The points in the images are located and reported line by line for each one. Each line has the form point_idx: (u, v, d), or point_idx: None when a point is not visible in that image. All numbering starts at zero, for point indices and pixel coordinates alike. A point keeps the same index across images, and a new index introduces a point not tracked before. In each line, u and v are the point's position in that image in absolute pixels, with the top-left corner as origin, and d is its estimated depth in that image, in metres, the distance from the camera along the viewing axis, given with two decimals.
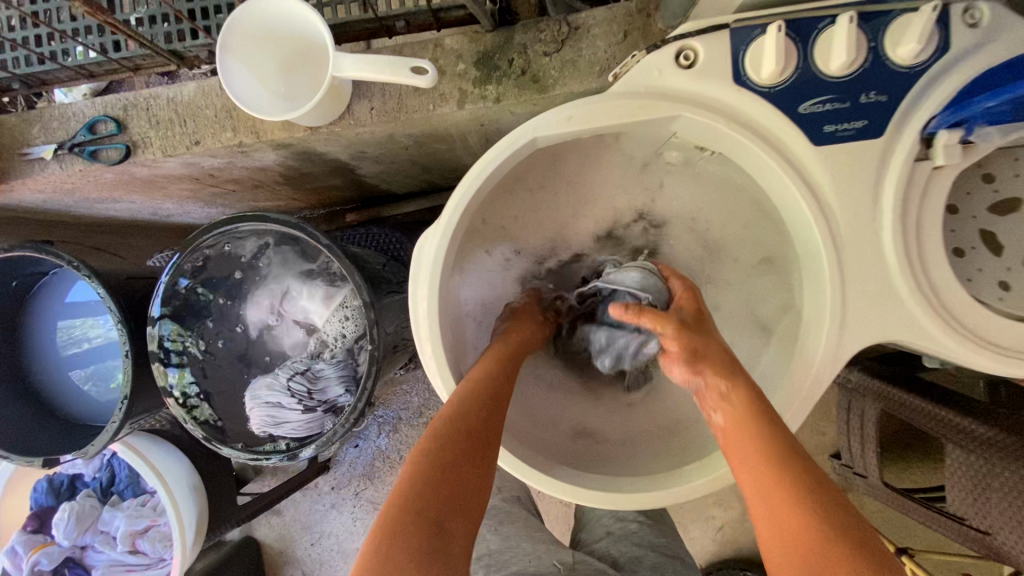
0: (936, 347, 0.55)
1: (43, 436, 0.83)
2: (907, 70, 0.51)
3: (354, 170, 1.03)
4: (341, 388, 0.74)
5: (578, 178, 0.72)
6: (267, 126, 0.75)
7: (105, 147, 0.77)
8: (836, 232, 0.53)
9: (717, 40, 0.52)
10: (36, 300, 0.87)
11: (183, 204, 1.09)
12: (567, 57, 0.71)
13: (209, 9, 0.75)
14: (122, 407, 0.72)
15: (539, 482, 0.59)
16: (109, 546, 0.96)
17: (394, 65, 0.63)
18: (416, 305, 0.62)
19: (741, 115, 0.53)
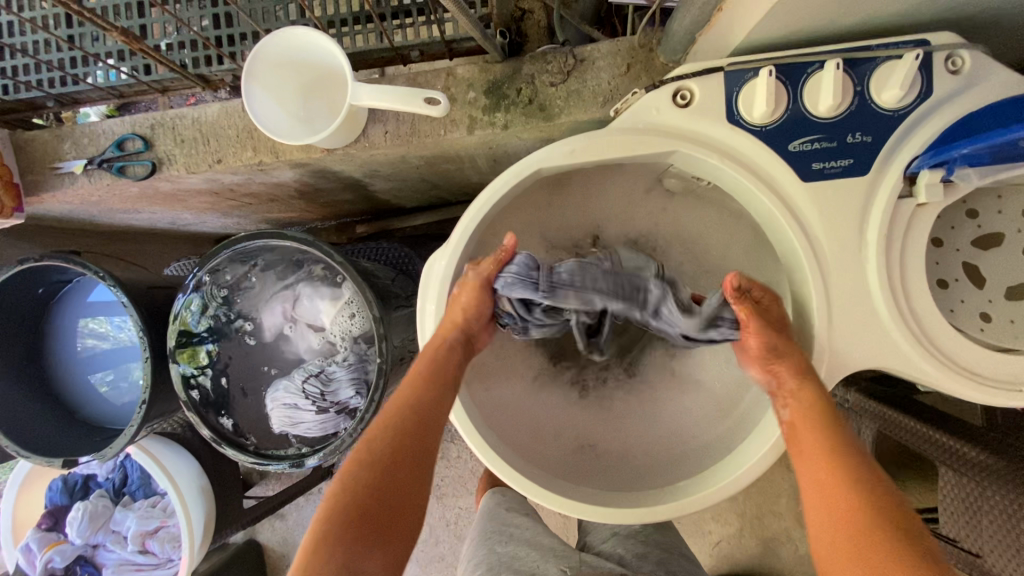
0: (919, 374, 0.57)
1: (62, 437, 0.86)
2: (891, 113, 0.54)
3: (366, 187, 1.07)
4: (352, 391, 0.75)
5: (581, 202, 0.76)
6: (285, 147, 0.79)
7: (132, 163, 0.81)
8: (824, 262, 0.56)
9: (712, 80, 0.55)
10: (61, 305, 0.91)
11: (200, 215, 1.13)
12: (572, 87, 0.75)
13: (235, 37, 0.80)
14: (140, 411, 0.75)
15: (538, 496, 0.62)
16: (120, 545, 0.99)
17: (409, 96, 0.68)
18: (424, 321, 0.66)
19: (735, 151, 0.56)
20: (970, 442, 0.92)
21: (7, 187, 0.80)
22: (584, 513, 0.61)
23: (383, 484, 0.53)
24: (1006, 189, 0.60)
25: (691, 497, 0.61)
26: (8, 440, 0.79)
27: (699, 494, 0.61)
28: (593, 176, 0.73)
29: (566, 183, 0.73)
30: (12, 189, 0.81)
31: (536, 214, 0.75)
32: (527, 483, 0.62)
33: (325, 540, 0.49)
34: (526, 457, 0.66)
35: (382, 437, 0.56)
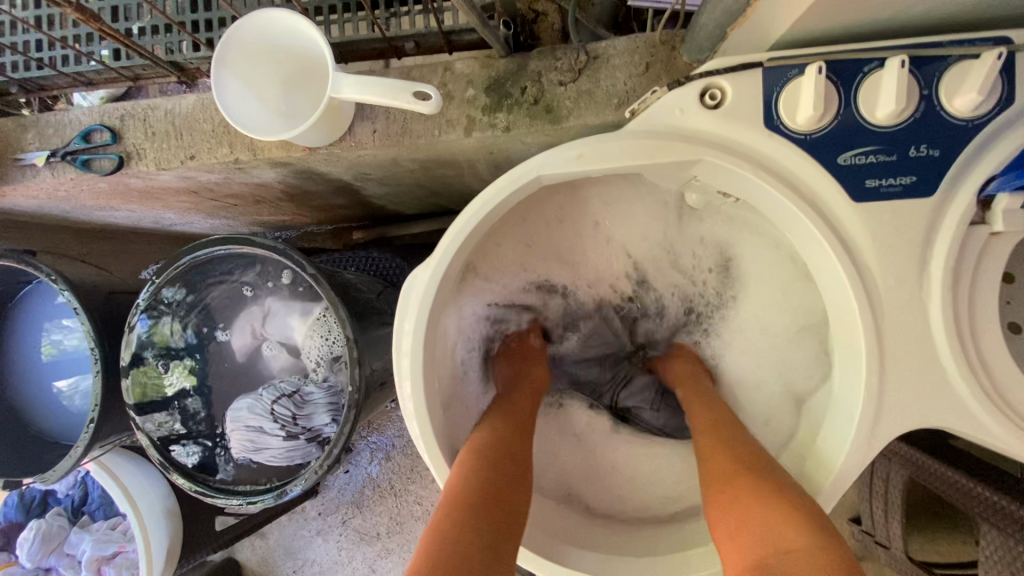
0: (988, 437, 0.48)
1: (6, 457, 0.79)
2: (963, 123, 0.45)
3: (360, 191, 1.00)
4: (327, 417, 0.65)
5: (591, 215, 0.68)
6: (264, 144, 0.71)
7: (98, 157, 0.74)
8: (877, 298, 0.47)
9: (747, 78, 0.46)
10: (19, 307, 0.84)
11: (183, 215, 1.06)
12: (583, 87, 0.67)
13: (215, 22, 0.73)
14: (87, 432, 0.67)
15: (531, 564, 0.52)
16: (74, 571, 0.91)
17: (396, 89, 0.59)
18: (401, 343, 0.57)
19: (771, 163, 0.47)
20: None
21: None
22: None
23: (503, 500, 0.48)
24: None
25: (715, 570, 0.51)
26: None
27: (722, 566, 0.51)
28: (605, 190, 0.65)
29: (574, 195, 0.65)
30: None
31: (537, 228, 0.67)
32: None
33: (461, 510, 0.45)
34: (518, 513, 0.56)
35: (489, 463, 0.51)
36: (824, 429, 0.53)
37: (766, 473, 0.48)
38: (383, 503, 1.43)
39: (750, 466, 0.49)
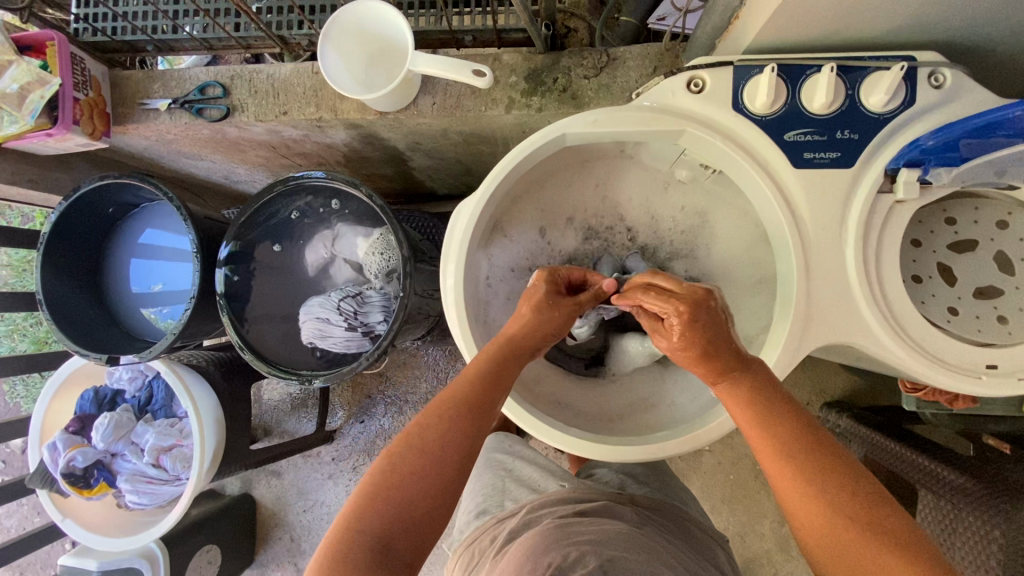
0: (889, 356, 0.63)
1: (105, 343, 0.96)
2: (877, 116, 0.62)
3: (406, 162, 1.18)
4: (381, 316, 0.82)
5: (601, 183, 0.84)
6: (345, 106, 0.89)
7: (210, 107, 0.92)
8: (806, 241, 0.63)
9: (722, 72, 0.64)
10: (124, 227, 1.02)
11: (253, 171, 1.24)
12: (602, 81, 0.84)
13: (316, 8, 0.92)
14: (182, 321, 0.84)
15: (534, 428, 0.70)
16: (137, 457, 1.07)
17: (458, 66, 0.77)
18: (446, 279, 0.74)
19: (737, 136, 0.64)
20: (952, 468, 0.95)
21: (100, 114, 0.92)
22: (578, 449, 0.69)
23: (430, 466, 0.56)
24: (981, 201, 0.67)
25: (671, 443, 0.69)
26: (64, 335, 0.89)
27: (678, 440, 0.69)
28: (613, 161, 0.83)
29: (588, 163, 0.82)
30: (104, 116, 0.94)
31: (557, 187, 0.84)
32: (519, 413, 0.70)
33: (368, 512, 0.53)
34: (523, 398, 0.74)
35: (426, 434, 0.57)
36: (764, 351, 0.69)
37: (828, 486, 0.52)
38: None
39: (828, 483, 0.52)
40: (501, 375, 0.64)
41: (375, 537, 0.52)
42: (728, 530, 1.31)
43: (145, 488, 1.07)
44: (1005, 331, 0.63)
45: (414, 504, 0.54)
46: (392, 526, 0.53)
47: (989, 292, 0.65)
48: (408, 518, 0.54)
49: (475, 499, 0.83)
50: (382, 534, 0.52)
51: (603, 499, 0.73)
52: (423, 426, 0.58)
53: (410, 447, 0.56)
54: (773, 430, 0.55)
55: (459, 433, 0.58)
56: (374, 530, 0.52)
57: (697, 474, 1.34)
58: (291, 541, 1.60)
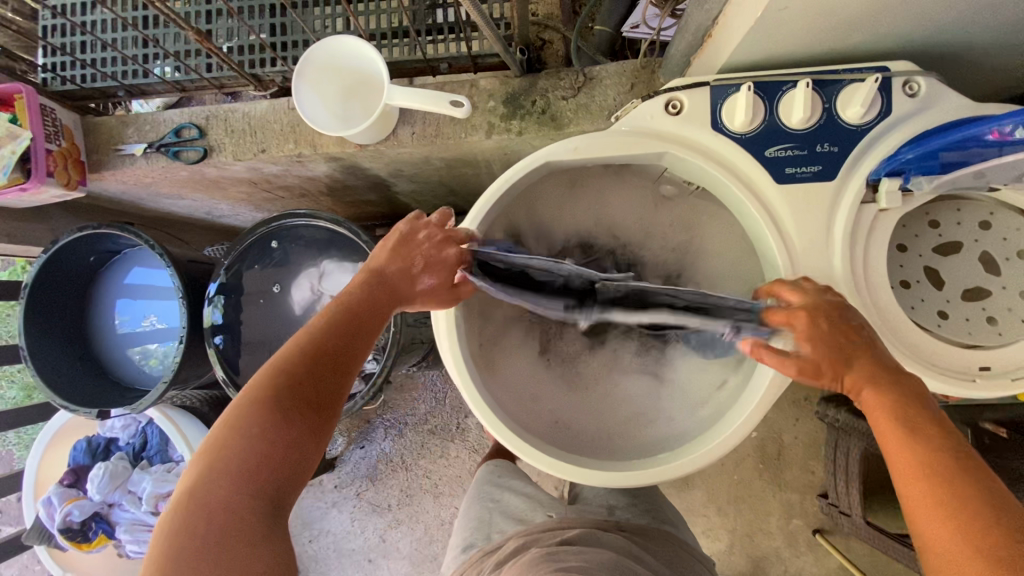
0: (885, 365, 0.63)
1: (96, 394, 0.95)
2: (855, 127, 0.62)
3: (390, 188, 1.17)
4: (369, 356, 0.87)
5: (592, 205, 0.84)
6: (324, 141, 0.89)
7: (186, 149, 0.91)
8: (794, 255, 0.64)
9: (699, 93, 0.64)
10: (108, 274, 1.01)
11: (236, 207, 1.23)
12: (581, 101, 0.84)
13: (288, 43, 0.94)
14: (170, 373, 0.82)
15: (529, 457, 0.71)
16: (135, 506, 1.04)
17: (435, 97, 0.77)
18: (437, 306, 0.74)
19: (718, 155, 0.65)
20: None
21: (74, 163, 0.91)
22: (573, 476, 0.71)
23: (302, 415, 0.51)
24: (963, 202, 0.67)
25: (670, 466, 0.70)
26: (51, 391, 0.87)
27: (677, 463, 0.70)
28: (598, 180, 0.82)
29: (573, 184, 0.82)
30: (80, 165, 0.92)
31: (544, 209, 0.83)
32: (518, 442, 0.71)
33: (232, 484, 0.47)
34: (521, 426, 0.76)
35: (302, 384, 0.53)
36: (754, 372, 0.72)
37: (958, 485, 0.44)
38: (394, 477, 1.56)
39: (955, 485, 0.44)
40: (375, 308, 0.61)
41: (241, 482, 0.47)
42: (736, 530, 1.31)
43: (145, 536, 1.05)
44: (994, 332, 0.63)
45: (281, 444, 0.50)
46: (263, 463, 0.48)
47: (976, 294, 0.65)
48: (300, 442, 0.51)
49: (463, 532, 0.84)
50: (251, 482, 0.48)
51: (581, 526, 0.73)
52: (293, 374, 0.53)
53: (272, 406, 0.50)
54: (913, 451, 0.48)
55: (331, 375, 0.55)
56: (229, 476, 0.47)
57: (702, 478, 1.34)
58: None
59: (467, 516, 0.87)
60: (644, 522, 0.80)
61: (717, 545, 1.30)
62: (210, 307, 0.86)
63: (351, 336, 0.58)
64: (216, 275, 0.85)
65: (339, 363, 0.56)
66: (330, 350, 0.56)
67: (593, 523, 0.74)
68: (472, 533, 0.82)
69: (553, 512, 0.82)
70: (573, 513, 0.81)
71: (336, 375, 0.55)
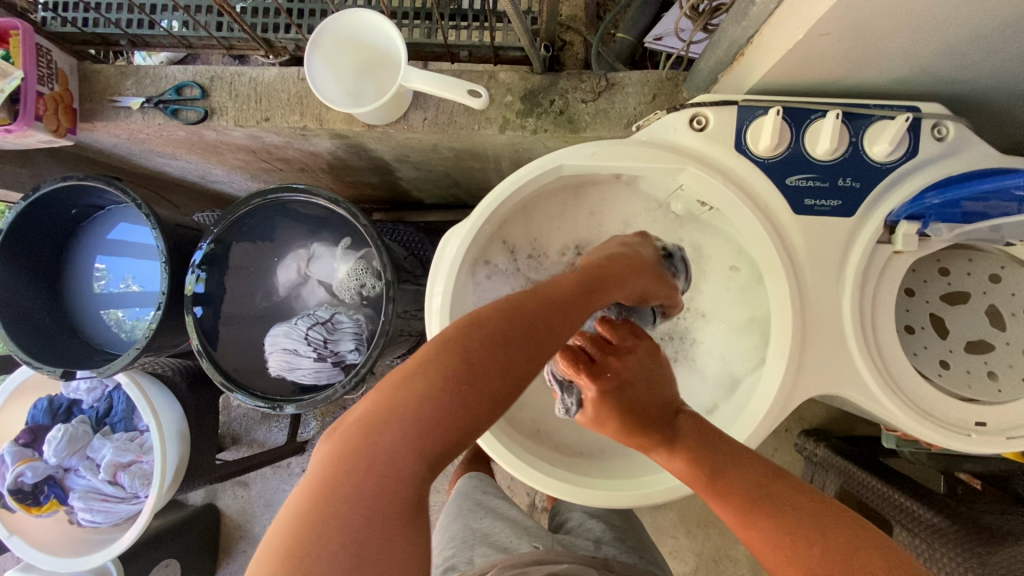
0: (882, 409, 0.61)
1: (62, 353, 0.90)
2: (880, 165, 0.61)
3: (393, 173, 1.14)
4: (353, 345, 0.84)
5: (595, 213, 0.83)
6: (331, 117, 0.86)
7: (186, 108, 0.87)
8: (804, 286, 0.62)
9: (727, 111, 0.63)
10: (88, 228, 0.96)
11: (231, 174, 1.18)
12: (600, 106, 0.83)
13: (305, 11, 0.91)
14: (145, 338, 0.79)
15: (510, 466, 0.69)
16: (92, 473, 1.00)
17: (452, 84, 0.74)
18: (432, 301, 0.71)
19: (737, 176, 0.63)
20: (930, 507, 0.91)
21: (65, 109, 0.86)
22: (549, 488, 0.68)
23: (432, 403, 0.39)
24: (975, 253, 0.67)
25: (658, 489, 0.67)
26: (15, 345, 0.82)
27: (663, 486, 0.67)
28: (607, 190, 0.82)
29: (581, 191, 0.82)
30: (70, 112, 0.88)
31: (549, 211, 0.82)
32: (498, 447, 0.69)
33: (378, 428, 0.39)
34: (508, 432, 0.73)
35: (417, 374, 0.40)
36: (747, 401, 0.71)
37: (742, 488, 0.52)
38: None
39: (746, 494, 0.51)
40: (547, 310, 0.46)
41: (392, 482, 0.37)
42: (702, 555, 1.30)
43: (99, 506, 1.00)
44: (995, 387, 0.62)
45: (429, 430, 0.39)
46: (408, 462, 0.38)
47: (979, 347, 0.64)
48: (457, 389, 0.40)
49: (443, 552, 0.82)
50: (387, 432, 0.38)
51: (570, 560, 0.71)
52: (415, 376, 0.40)
53: (430, 358, 0.41)
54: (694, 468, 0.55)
55: (490, 356, 0.42)
56: (358, 495, 0.36)
57: (675, 499, 1.33)
58: (255, 555, 1.55)
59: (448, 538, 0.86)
60: (623, 561, 0.78)
61: (682, 568, 1.29)
62: (196, 276, 0.80)
63: (541, 318, 0.45)
64: (203, 242, 0.80)
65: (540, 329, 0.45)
66: (524, 315, 0.45)
67: (581, 558, 0.73)
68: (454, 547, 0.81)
69: (538, 543, 0.79)
70: (553, 545, 0.79)
71: (520, 355, 0.43)
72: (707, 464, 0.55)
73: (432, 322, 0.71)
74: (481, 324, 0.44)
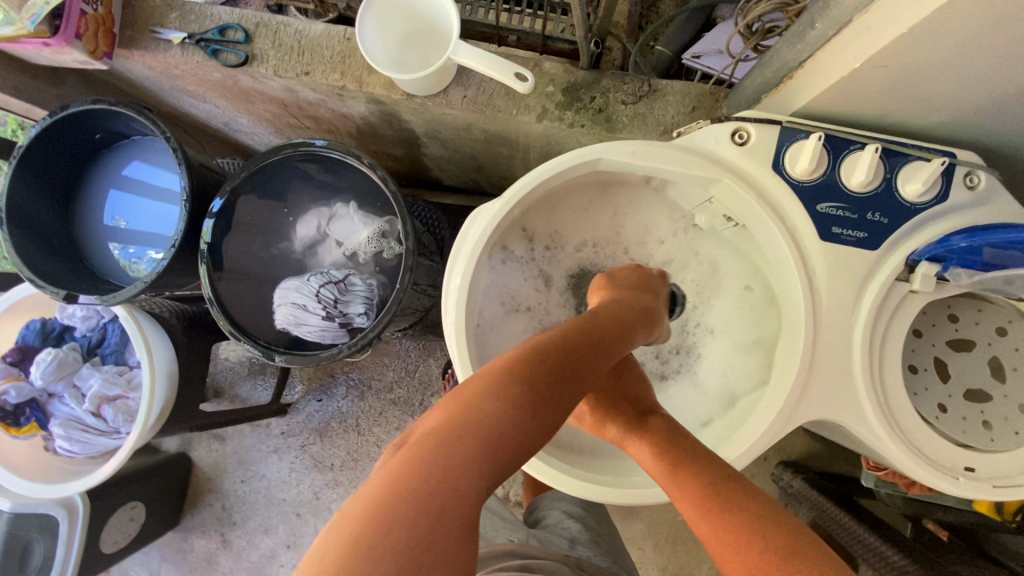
0: (877, 442, 0.62)
1: (64, 275, 0.89)
2: (910, 204, 0.62)
3: (419, 148, 1.13)
4: (362, 309, 0.82)
5: (620, 214, 0.84)
6: (371, 80, 0.86)
7: (227, 50, 0.87)
8: (820, 312, 0.63)
9: (769, 129, 0.63)
10: (109, 156, 0.95)
11: (256, 125, 1.18)
12: (639, 110, 0.84)
13: None
14: (154, 272, 0.78)
15: None
16: (75, 401, 0.99)
17: (502, 66, 0.73)
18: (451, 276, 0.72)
19: (770, 195, 0.64)
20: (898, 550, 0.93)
21: (106, 33, 0.85)
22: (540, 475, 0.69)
23: (503, 420, 0.42)
24: (985, 305, 0.68)
25: (646, 492, 0.68)
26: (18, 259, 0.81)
27: (652, 490, 0.68)
28: (634, 193, 0.82)
29: (609, 190, 0.82)
30: (110, 36, 0.87)
31: (577, 205, 0.83)
32: None
33: (453, 439, 0.41)
34: None
35: (491, 388, 0.44)
36: (744, 418, 0.72)
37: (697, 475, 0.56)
38: (343, 437, 1.53)
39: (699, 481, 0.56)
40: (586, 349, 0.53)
41: (462, 495, 0.38)
42: (666, 569, 1.31)
43: (78, 437, 0.99)
44: (988, 436, 0.63)
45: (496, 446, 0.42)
46: (481, 473, 0.40)
47: (977, 396, 0.66)
48: (528, 410, 0.44)
49: None
50: (460, 445, 0.40)
51: (547, 557, 0.72)
52: (481, 397, 0.44)
53: (501, 377, 0.45)
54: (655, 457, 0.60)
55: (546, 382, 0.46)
56: (427, 501, 0.36)
57: (647, 511, 1.34)
58: (221, 510, 1.55)
59: None
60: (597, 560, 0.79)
61: None
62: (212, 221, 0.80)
63: (585, 356, 0.52)
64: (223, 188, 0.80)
65: (581, 369, 0.51)
66: (574, 354, 0.51)
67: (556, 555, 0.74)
68: None
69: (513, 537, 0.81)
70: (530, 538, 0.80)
71: (574, 395, 0.48)
72: (667, 452, 0.60)
73: (447, 305, 0.72)
74: (539, 353, 0.49)
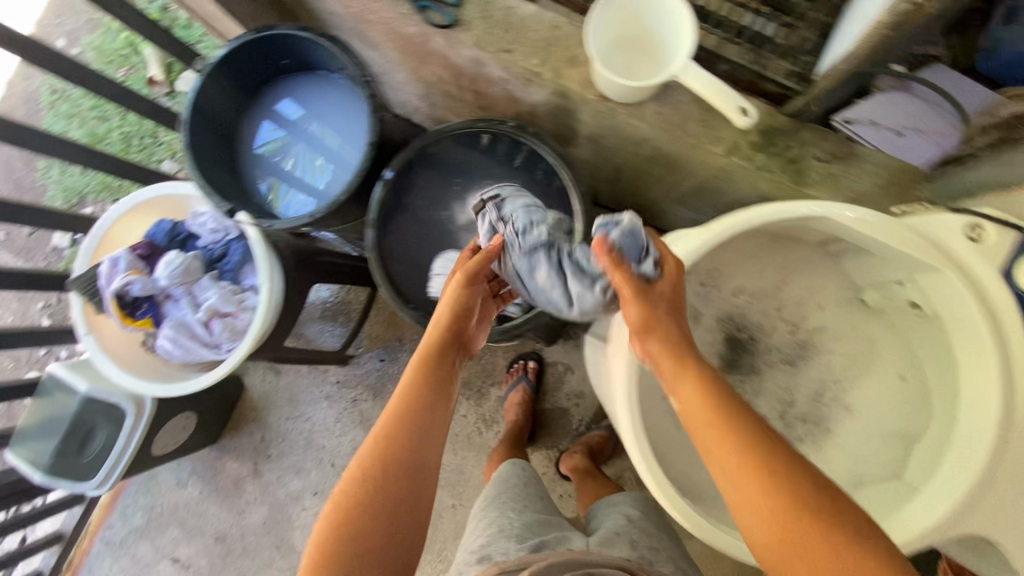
0: None
1: (226, 185, 0.90)
2: None
3: (566, 146, 1.12)
4: (515, 299, 0.85)
5: (786, 270, 0.83)
6: (571, 75, 0.85)
7: (437, 10, 0.86)
8: (1012, 427, 0.62)
9: (1008, 233, 0.63)
10: (283, 82, 0.95)
11: (410, 85, 1.17)
12: (833, 171, 0.81)
13: None
14: (331, 207, 0.79)
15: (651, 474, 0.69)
16: (190, 309, 1.01)
17: (726, 98, 0.72)
18: None
19: (987, 296, 0.64)
20: None
21: None
22: (676, 510, 0.68)
23: (417, 428, 0.62)
24: None
25: None
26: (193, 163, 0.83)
27: None
28: (805, 254, 0.82)
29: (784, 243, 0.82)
30: None
31: (749, 252, 0.83)
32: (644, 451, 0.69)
33: (386, 449, 0.60)
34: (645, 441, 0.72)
35: (414, 390, 0.64)
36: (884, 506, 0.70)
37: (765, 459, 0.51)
38: None
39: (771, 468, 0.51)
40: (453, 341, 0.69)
41: (400, 486, 0.59)
42: None
43: (185, 343, 1.01)
44: None
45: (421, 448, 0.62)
46: (411, 473, 0.60)
47: None
48: (426, 405, 0.64)
49: (478, 536, 0.87)
50: (387, 449, 0.60)
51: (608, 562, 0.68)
52: (416, 406, 0.63)
53: (419, 392, 0.64)
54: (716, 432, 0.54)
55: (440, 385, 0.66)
56: (383, 498, 0.58)
57: None
58: (261, 441, 1.56)
59: (482, 523, 0.91)
60: None
61: None
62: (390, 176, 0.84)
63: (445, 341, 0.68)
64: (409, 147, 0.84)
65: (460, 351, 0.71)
66: (445, 347, 0.68)
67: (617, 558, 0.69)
68: (489, 533, 0.86)
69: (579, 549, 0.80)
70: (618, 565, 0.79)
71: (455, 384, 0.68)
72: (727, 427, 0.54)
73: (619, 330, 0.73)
74: (436, 357, 0.67)
